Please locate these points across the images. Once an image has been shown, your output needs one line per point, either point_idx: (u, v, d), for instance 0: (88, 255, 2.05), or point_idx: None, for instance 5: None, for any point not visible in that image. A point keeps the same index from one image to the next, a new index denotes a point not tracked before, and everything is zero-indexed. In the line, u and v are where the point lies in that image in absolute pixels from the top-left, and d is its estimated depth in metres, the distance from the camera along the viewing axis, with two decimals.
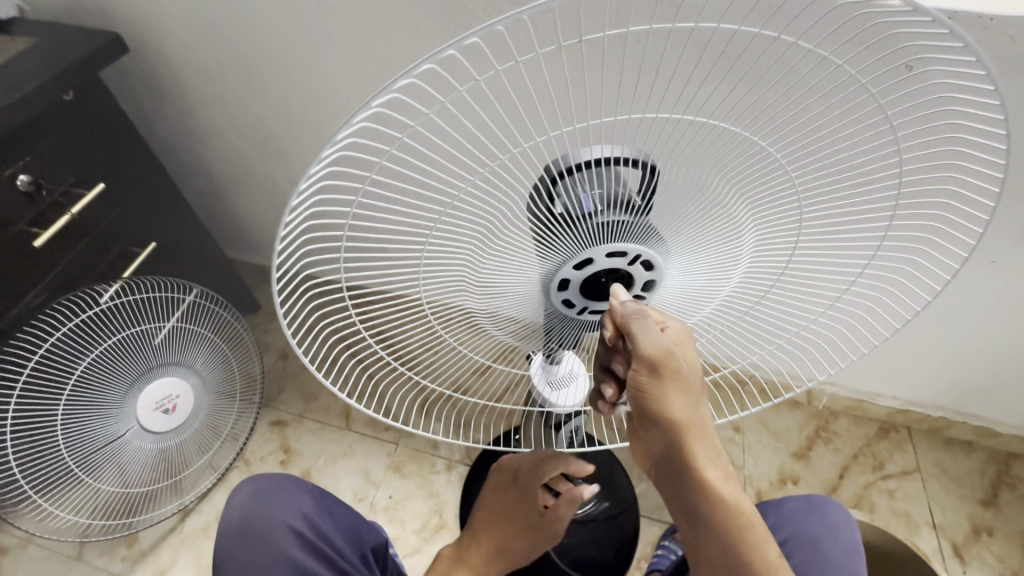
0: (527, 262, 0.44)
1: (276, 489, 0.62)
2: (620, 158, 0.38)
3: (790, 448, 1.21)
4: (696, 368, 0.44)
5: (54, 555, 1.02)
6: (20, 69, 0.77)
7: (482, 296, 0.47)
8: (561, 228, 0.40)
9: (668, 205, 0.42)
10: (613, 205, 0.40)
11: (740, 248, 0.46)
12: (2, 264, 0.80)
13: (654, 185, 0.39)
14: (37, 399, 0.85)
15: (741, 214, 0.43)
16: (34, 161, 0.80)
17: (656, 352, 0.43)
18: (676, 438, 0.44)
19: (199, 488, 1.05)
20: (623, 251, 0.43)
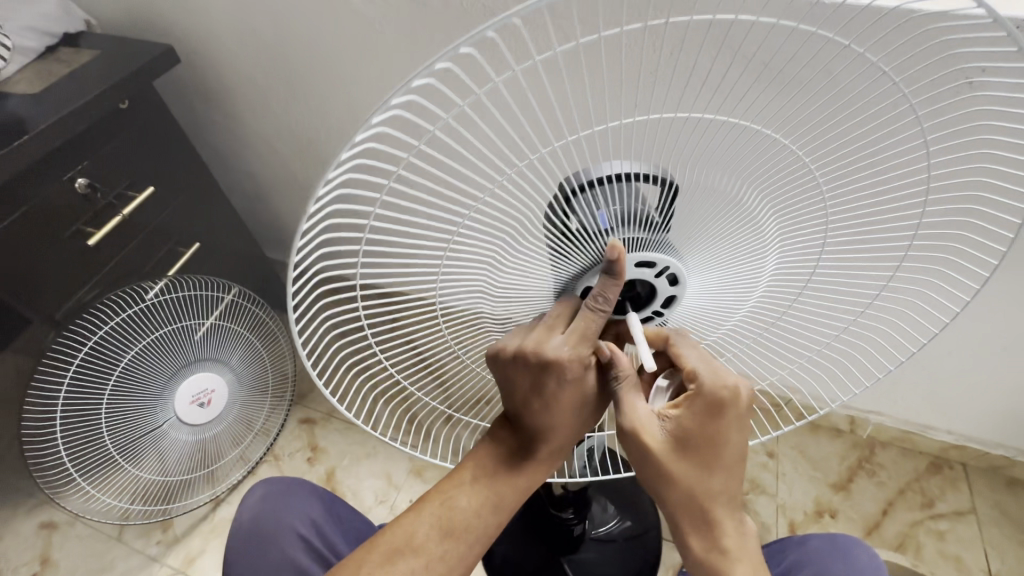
0: (542, 274, 0.43)
1: (290, 492, 0.64)
2: (639, 174, 0.36)
3: (829, 478, 1.14)
4: (693, 435, 0.46)
5: (98, 533, 1.08)
6: (81, 80, 0.83)
7: (495, 309, 0.46)
8: (578, 246, 0.40)
9: (687, 212, 0.40)
10: (631, 220, 0.39)
11: (763, 261, 0.43)
12: (60, 259, 0.86)
13: (671, 199, 0.38)
14: (83, 389, 0.91)
15: (765, 222, 0.40)
16: (92, 166, 0.86)
17: (635, 425, 0.45)
18: (667, 498, 0.49)
19: (230, 480, 1.08)
20: (641, 262, 0.41)
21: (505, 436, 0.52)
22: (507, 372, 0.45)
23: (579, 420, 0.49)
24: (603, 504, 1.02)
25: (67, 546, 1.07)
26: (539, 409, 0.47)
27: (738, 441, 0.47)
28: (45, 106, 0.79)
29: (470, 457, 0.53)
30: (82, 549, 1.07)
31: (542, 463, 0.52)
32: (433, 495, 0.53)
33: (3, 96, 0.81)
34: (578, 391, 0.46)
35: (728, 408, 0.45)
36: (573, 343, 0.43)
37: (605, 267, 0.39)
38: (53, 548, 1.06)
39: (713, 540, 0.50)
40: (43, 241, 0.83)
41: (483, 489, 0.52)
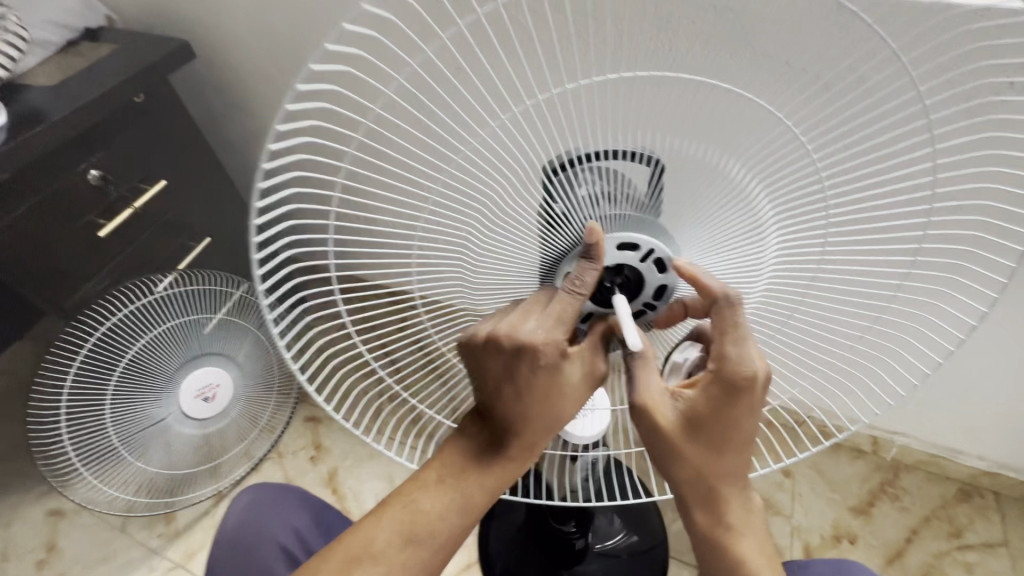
0: (523, 248, 0.44)
1: (278, 497, 0.66)
2: (616, 151, 0.40)
3: (849, 501, 1.09)
4: (698, 411, 0.48)
5: (102, 524, 1.08)
6: (98, 72, 0.84)
7: (474, 289, 0.47)
8: (562, 223, 0.42)
9: (679, 192, 0.42)
10: (616, 199, 0.42)
11: (765, 250, 0.43)
12: (71, 248, 0.87)
13: (660, 180, 0.42)
14: (91, 376, 0.93)
15: (761, 203, 0.41)
16: (105, 158, 0.87)
17: (647, 401, 0.48)
18: (671, 467, 0.52)
19: (234, 475, 1.05)
20: (622, 243, 0.42)
21: (475, 431, 0.50)
22: (479, 358, 0.45)
23: (552, 413, 0.47)
24: (607, 515, 0.98)
25: (72, 535, 1.07)
26: (510, 397, 0.46)
27: (747, 427, 0.49)
28: (61, 97, 0.80)
29: (438, 456, 0.51)
30: (85, 538, 1.07)
31: (514, 460, 0.49)
32: (397, 496, 0.51)
33: (22, 87, 0.81)
34: (552, 381, 0.45)
35: (746, 394, 0.46)
36: (549, 327, 0.43)
37: (585, 249, 0.41)
38: (59, 535, 1.07)
39: (713, 512, 0.54)
40: (55, 231, 0.84)
41: (449, 491, 0.50)
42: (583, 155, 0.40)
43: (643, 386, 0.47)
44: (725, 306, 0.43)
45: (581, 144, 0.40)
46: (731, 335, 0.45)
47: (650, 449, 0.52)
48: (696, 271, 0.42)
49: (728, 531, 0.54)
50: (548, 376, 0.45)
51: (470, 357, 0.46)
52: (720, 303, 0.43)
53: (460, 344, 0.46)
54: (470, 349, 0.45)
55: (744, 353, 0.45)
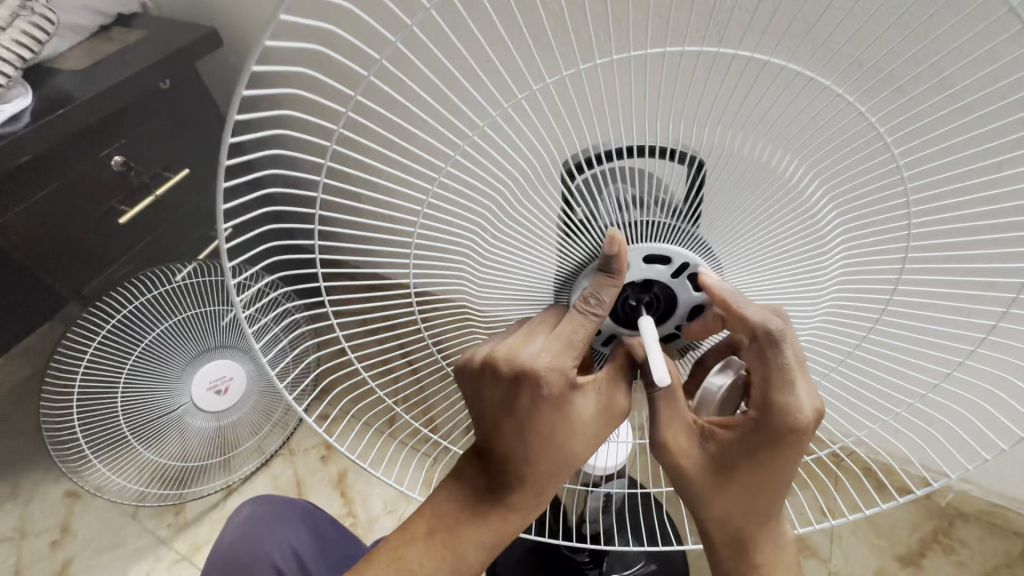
0: (537, 253, 0.38)
1: (275, 517, 0.68)
2: (651, 147, 0.34)
3: (895, 548, 0.99)
4: (733, 454, 0.42)
5: (113, 511, 1.07)
6: (124, 57, 0.83)
7: (480, 296, 0.42)
8: (583, 231, 0.37)
9: (730, 203, 0.36)
10: (648, 205, 0.36)
11: (825, 266, 0.38)
12: (91, 231, 0.88)
13: (701, 183, 0.35)
14: (108, 363, 0.95)
15: (831, 215, 0.36)
16: (128, 144, 0.86)
17: (669, 439, 0.42)
18: (699, 513, 0.46)
19: (246, 469, 1.01)
20: (650, 254, 0.37)
21: (471, 477, 0.45)
22: (476, 386, 0.41)
23: (559, 460, 0.42)
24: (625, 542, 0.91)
25: (84, 518, 1.07)
26: (512, 440, 0.41)
27: (790, 480, 0.42)
28: (86, 80, 0.79)
29: (428, 506, 0.46)
30: (96, 523, 1.06)
31: (515, 513, 0.44)
32: (383, 553, 0.46)
33: (51, 70, 0.80)
34: (559, 419, 0.40)
35: (796, 438, 0.40)
36: (556, 352, 0.38)
37: (602, 263, 0.36)
38: (73, 517, 1.07)
39: (740, 564, 0.47)
40: (75, 215, 0.84)
41: (439, 548, 0.45)
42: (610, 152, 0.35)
43: (667, 420, 0.42)
44: (763, 342, 0.37)
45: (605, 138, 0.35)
46: (774, 380, 0.39)
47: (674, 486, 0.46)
48: (725, 294, 0.36)
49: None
50: (554, 414, 0.40)
51: (467, 386, 0.41)
52: (757, 338, 0.37)
53: (458, 368, 0.41)
54: (467, 375, 0.41)
55: (793, 400, 0.39)
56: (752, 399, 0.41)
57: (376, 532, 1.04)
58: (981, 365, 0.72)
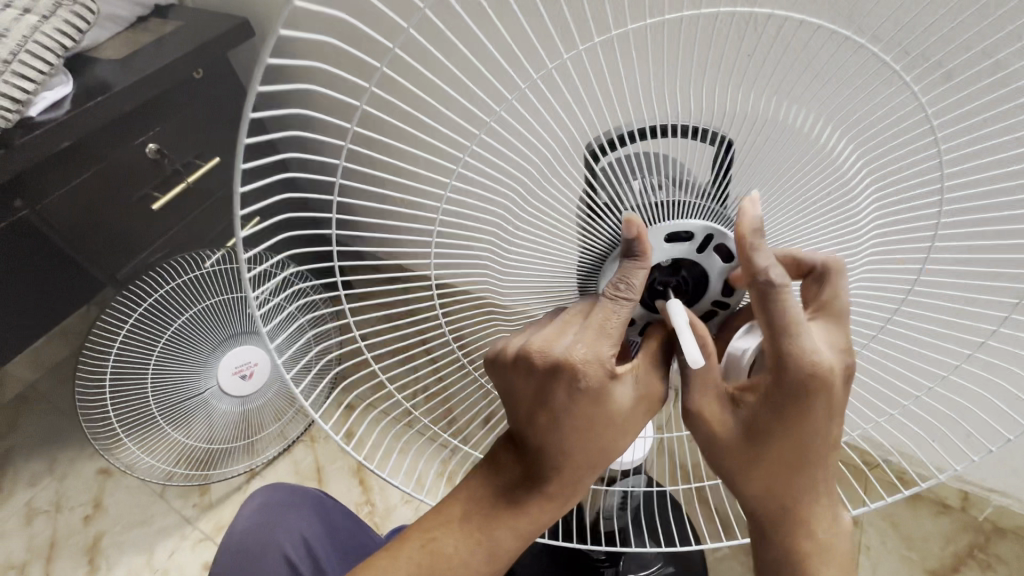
0: (561, 227, 0.37)
1: (288, 503, 0.70)
2: (674, 127, 0.34)
3: (926, 562, 0.95)
4: (761, 416, 0.40)
5: (143, 488, 1.11)
6: (159, 46, 0.85)
7: (505, 281, 0.40)
8: (606, 215, 0.37)
9: (756, 173, 0.36)
10: (673, 184, 0.36)
11: (858, 239, 0.38)
12: (126, 217, 0.91)
13: (728, 162, 0.36)
14: (139, 345, 0.98)
15: (859, 181, 0.35)
16: (163, 133, 0.88)
17: (701, 409, 0.40)
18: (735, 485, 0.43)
19: (268, 453, 1.03)
20: (678, 233, 0.37)
21: (508, 464, 0.45)
22: (506, 380, 0.40)
23: (600, 447, 0.41)
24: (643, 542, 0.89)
25: (115, 495, 1.10)
26: (550, 429, 0.40)
27: (828, 436, 0.40)
28: (124, 69, 0.81)
29: (462, 491, 0.46)
30: (128, 499, 1.10)
31: (551, 501, 0.44)
32: (417, 534, 0.47)
33: (91, 59, 0.82)
34: (595, 410, 0.39)
35: (825, 389, 0.37)
36: (590, 342, 0.37)
37: (625, 247, 0.35)
38: (105, 494, 1.11)
39: (780, 541, 0.45)
40: (112, 201, 0.87)
41: (473, 534, 0.45)
42: (633, 133, 0.34)
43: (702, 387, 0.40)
44: (774, 292, 0.35)
45: (627, 119, 0.34)
46: (780, 327, 0.36)
47: (709, 464, 0.44)
48: (745, 242, 0.35)
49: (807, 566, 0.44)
50: (594, 404, 0.39)
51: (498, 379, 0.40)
52: (762, 287, 0.35)
53: (489, 361, 0.41)
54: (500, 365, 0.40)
55: (810, 347, 0.36)
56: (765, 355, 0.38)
57: (393, 521, 1.05)
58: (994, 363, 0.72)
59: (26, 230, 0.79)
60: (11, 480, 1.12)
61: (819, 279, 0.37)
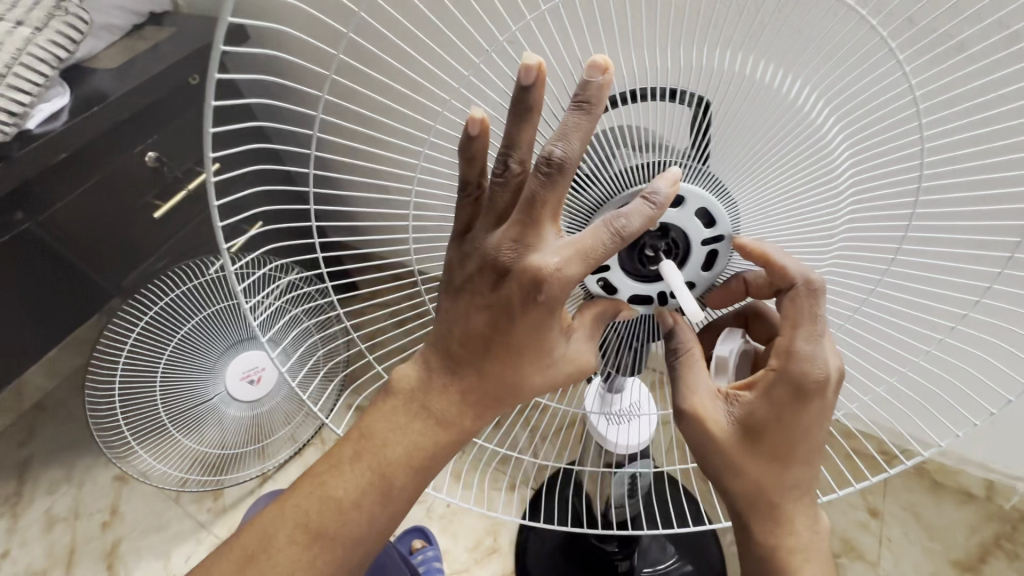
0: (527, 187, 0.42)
1: None
2: (659, 89, 0.37)
3: (952, 552, 0.92)
4: (755, 413, 0.44)
5: (158, 494, 1.12)
6: (155, 52, 0.84)
7: None
8: (592, 177, 0.38)
9: (736, 137, 0.37)
10: (653, 147, 0.38)
11: (839, 211, 0.39)
12: (127, 224, 0.92)
13: (706, 127, 0.37)
14: (148, 351, 1.00)
15: (839, 152, 0.37)
16: (161, 140, 0.89)
17: (695, 406, 0.45)
18: (730, 479, 0.47)
19: (279, 457, 1.02)
20: (680, 196, 0.38)
21: (407, 387, 0.45)
22: (474, 252, 0.40)
23: (510, 378, 0.42)
24: (659, 539, 0.94)
25: (131, 501, 1.12)
26: (476, 348, 0.42)
27: (812, 438, 0.44)
28: (119, 77, 0.81)
29: (357, 429, 0.47)
30: (144, 505, 1.11)
31: (449, 428, 0.45)
32: (304, 483, 0.48)
33: (87, 68, 0.82)
34: (538, 324, 0.40)
35: (816, 391, 0.42)
36: (564, 253, 0.37)
37: (581, 91, 0.33)
38: (121, 500, 1.12)
39: (771, 533, 0.49)
40: (115, 209, 0.89)
41: (365, 473, 0.46)
42: (620, 96, 0.38)
43: (694, 388, 0.45)
44: (801, 292, 0.40)
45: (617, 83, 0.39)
46: (802, 327, 0.42)
47: (703, 465, 0.48)
48: (766, 250, 0.40)
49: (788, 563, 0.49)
50: (542, 326, 0.40)
51: (465, 253, 0.40)
52: (797, 288, 0.40)
53: (456, 236, 0.41)
54: (465, 247, 0.40)
55: (819, 353, 0.42)
56: (776, 352, 0.43)
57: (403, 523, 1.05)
58: (984, 335, 0.72)
59: (30, 242, 0.80)
60: (29, 490, 1.13)
61: (812, 293, 0.40)
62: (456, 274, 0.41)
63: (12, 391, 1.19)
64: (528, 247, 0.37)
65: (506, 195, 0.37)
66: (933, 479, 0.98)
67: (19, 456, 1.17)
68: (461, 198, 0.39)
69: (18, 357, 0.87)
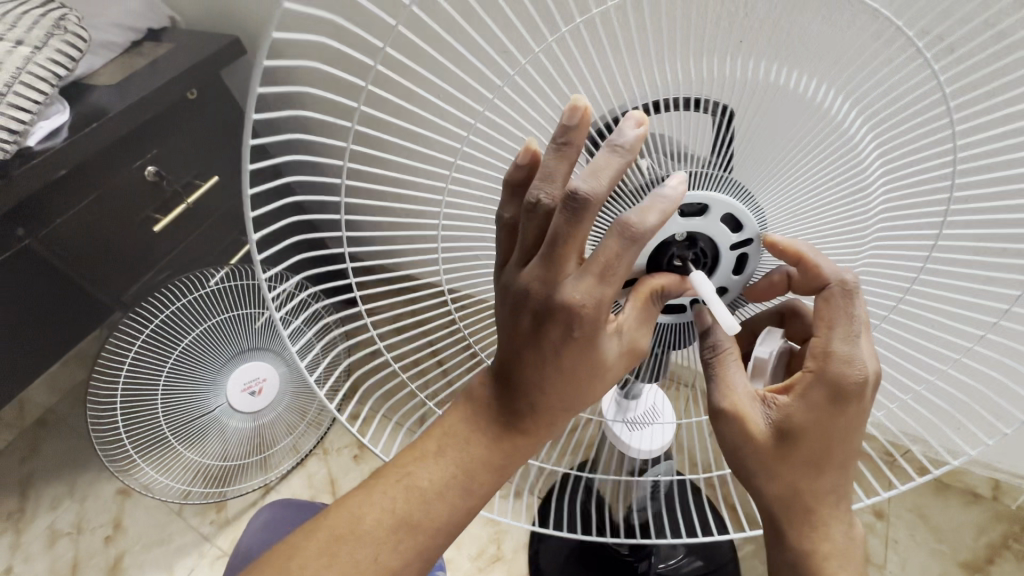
0: None
1: None
2: (679, 100, 0.37)
3: (959, 553, 0.91)
4: (794, 415, 0.44)
5: (162, 507, 1.12)
6: (154, 68, 0.85)
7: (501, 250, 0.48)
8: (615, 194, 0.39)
9: (757, 140, 0.38)
10: (673, 158, 0.39)
11: (870, 206, 0.39)
12: (128, 239, 0.93)
13: (729, 134, 0.38)
14: (151, 363, 1.01)
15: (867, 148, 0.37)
16: (160, 155, 0.90)
17: (736, 405, 0.45)
18: (765, 483, 0.47)
19: (282, 468, 1.02)
20: (703, 205, 0.40)
21: (483, 395, 0.46)
22: (507, 286, 0.41)
23: (574, 398, 0.43)
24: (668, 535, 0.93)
25: (134, 515, 1.12)
26: (535, 366, 0.42)
27: (850, 441, 0.45)
28: (119, 94, 0.82)
29: (438, 428, 0.47)
30: (146, 518, 1.11)
31: (528, 436, 0.45)
32: (388, 473, 0.47)
33: (86, 86, 0.83)
34: (584, 359, 0.41)
35: (855, 393, 0.42)
36: (589, 287, 0.38)
37: (618, 138, 0.34)
38: (125, 514, 1.12)
39: (804, 536, 0.48)
40: (116, 224, 0.89)
41: (450, 467, 0.46)
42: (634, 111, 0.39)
43: (733, 386, 0.44)
44: (836, 292, 0.40)
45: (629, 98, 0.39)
46: (841, 329, 0.41)
47: (735, 466, 0.48)
48: (799, 248, 0.40)
49: (816, 567, 0.48)
50: (586, 354, 0.41)
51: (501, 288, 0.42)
52: (833, 290, 0.40)
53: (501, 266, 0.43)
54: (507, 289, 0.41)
55: (858, 355, 0.41)
56: (813, 352, 0.43)
57: None
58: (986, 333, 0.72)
59: (31, 259, 0.81)
60: (33, 505, 1.13)
61: (846, 292, 0.40)
62: (500, 307, 0.42)
63: (14, 406, 1.19)
64: (552, 286, 0.39)
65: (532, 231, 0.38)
66: (937, 480, 0.98)
67: (22, 472, 1.17)
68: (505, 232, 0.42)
69: (21, 372, 0.88)
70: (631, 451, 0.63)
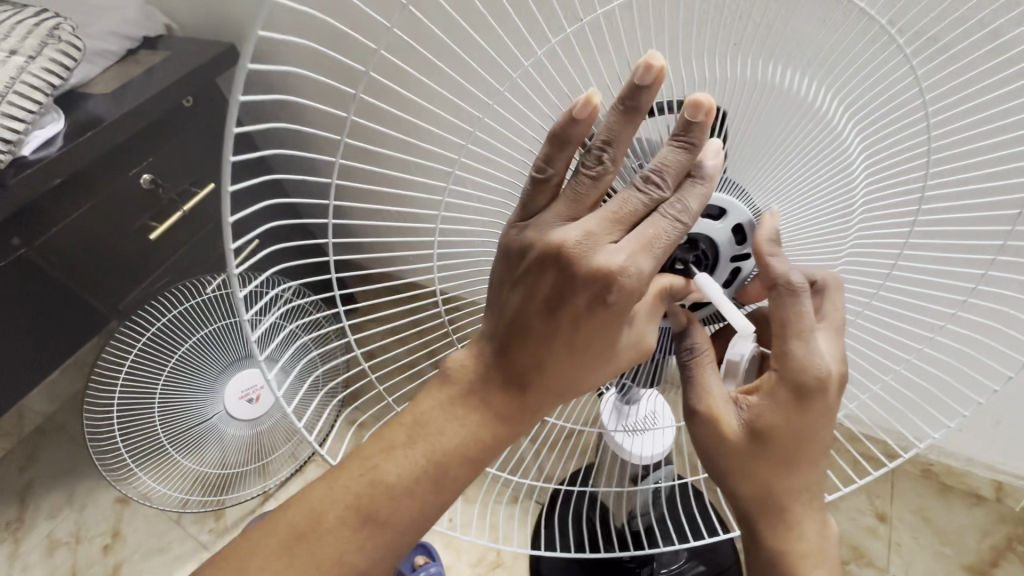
0: None
1: None
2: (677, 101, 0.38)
3: (963, 556, 0.91)
4: (759, 414, 0.43)
5: (161, 516, 1.11)
6: (149, 76, 0.85)
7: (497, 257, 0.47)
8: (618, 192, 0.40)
9: (744, 136, 0.38)
10: None
11: (852, 205, 0.39)
12: (125, 247, 0.93)
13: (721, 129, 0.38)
14: (149, 372, 1.00)
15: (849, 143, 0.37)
16: (156, 163, 0.90)
17: (712, 406, 0.44)
18: (736, 481, 0.46)
19: (281, 475, 1.01)
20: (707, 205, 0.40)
21: (467, 376, 0.44)
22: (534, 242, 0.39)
23: (579, 375, 0.42)
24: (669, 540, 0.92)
25: (133, 524, 1.11)
26: (541, 336, 0.41)
27: (820, 439, 0.44)
28: (114, 102, 0.82)
29: (410, 414, 0.45)
30: (145, 527, 1.10)
31: (517, 419, 0.44)
32: (354, 462, 0.44)
33: (81, 95, 0.83)
34: (605, 330, 0.40)
35: (817, 391, 0.42)
36: (635, 254, 0.37)
37: (685, 131, 0.35)
38: (123, 523, 1.11)
39: (777, 535, 0.48)
40: (111, 232, 0.89)
41: (421, 460, 0.43)
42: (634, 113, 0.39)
43: (707, 389, 0.44)
44: (786, 293, 0.39)
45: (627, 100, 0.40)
46: (792, 329, 0.40)
47: (705, 462, 0.48)
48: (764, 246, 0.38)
49: (794, 568, 0.48)
50: (608, 328, 0.40)
51: (509, 249, 0.40)
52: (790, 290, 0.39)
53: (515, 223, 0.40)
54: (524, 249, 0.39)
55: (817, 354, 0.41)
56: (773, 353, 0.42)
57: None
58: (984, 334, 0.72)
59: (27, 268, 0.81)
60: (31, 515, 1.13)
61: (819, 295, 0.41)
62: (500, 273, 0.42)
63: (13, 416, 1.19)
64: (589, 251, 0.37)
65: (588, 190, 0.37)
66: (939, 481, 0.97)
67: (20, 481, 1.17)
68: (536, 185, 0.38)
69: (17, 382, 0.87)
70: (632, 457, 0.63)
